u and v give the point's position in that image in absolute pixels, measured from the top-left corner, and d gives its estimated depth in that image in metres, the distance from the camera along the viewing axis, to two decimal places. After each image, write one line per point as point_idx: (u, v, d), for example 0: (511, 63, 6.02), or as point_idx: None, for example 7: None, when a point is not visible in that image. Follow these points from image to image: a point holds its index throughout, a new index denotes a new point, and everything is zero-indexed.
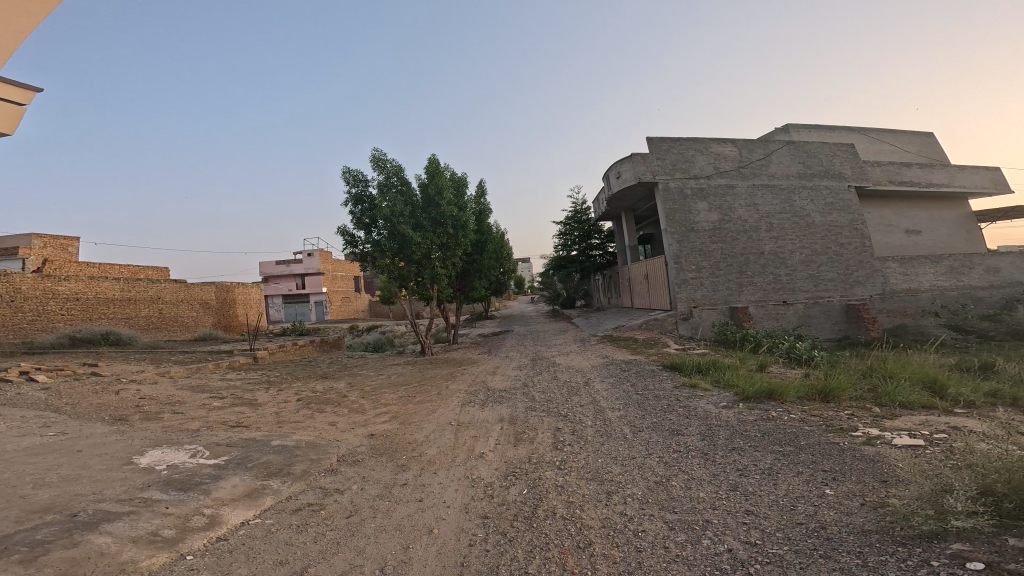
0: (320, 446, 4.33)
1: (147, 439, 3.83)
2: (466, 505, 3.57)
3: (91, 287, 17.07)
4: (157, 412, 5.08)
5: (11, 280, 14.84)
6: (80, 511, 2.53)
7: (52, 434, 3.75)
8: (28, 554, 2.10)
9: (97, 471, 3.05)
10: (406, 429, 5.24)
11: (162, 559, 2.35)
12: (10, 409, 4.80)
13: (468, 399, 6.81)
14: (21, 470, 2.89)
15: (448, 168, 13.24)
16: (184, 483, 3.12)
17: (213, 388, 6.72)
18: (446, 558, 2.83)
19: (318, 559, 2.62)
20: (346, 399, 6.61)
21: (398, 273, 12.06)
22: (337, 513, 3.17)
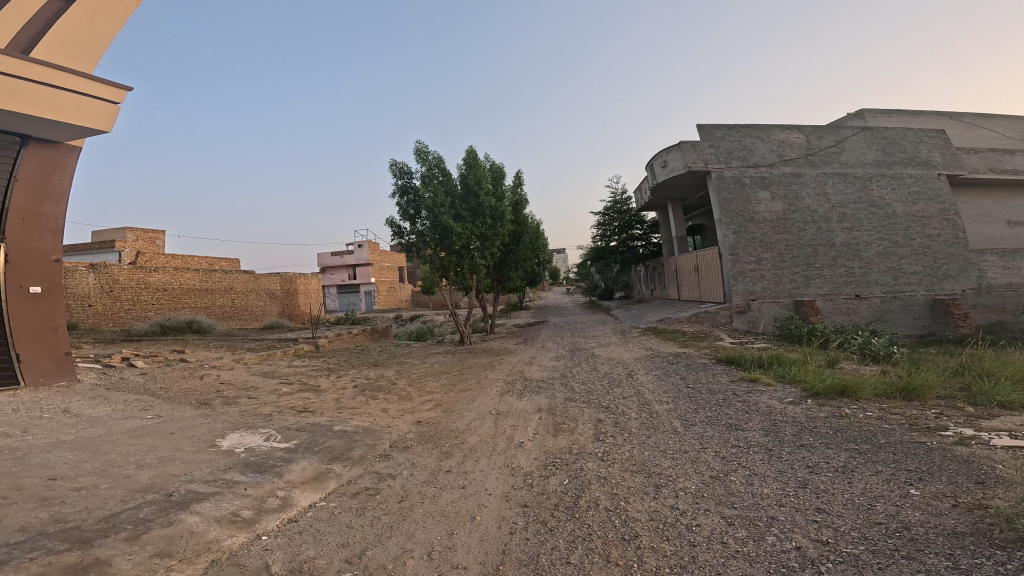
0: (375, 432, 4.66)
1: (227, 422, 4.30)
2: (507, 493, 3.73)
3: (176, 278, 18.86)
4: (236, 396, 5.66)
5: (111, 272, 16.66)
6: (175, 491, 2.94)
7: (151, 416, 4.31)
8: (133, 532, 2.49)
9: (187, 453, 3.48)
10: (450, 417, 5.49)
11: (241, 539, 2.70)
12: (117, 392, 5.54)
13: (507, 388, 6.98)
14: (126, 451, 3.36)
15: (488, 158, 13.21)
16: (261, 465, 3.50)
17: (282, 374, 7.38)
18: (489, 545, 3.02)
19: (375, 542, 2.88)
20: (396, 386, 7.03)
21: (439, 264, 12.24)
22: (390, 497, 3.45)
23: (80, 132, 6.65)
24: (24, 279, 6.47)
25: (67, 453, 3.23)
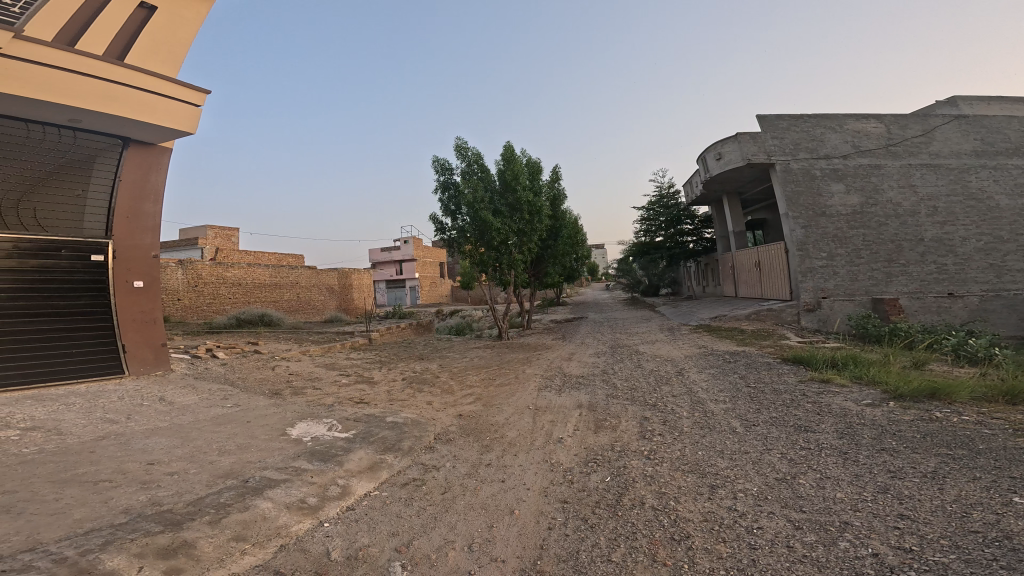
0: (422, 424, 4.92)
1: (296, 412, 4.72)
2: (545, 489, 3.82)
3: (249, 274, 20.44)
4: (302, 386, 6.17)
5: (197, 268, 18.27)
6: (250, 478, 3.29)
7: (230, 405, 4.82)
8: (215, 515, 2.84)
9: (262, 440, 3.88)
10: (490, 411, 5.66)
11: (306, 525, 3.00)
12: (202, 381, 6.23)
13: (545, 384, 7.02)
14: (210, 437, 3.80)
15: (525, 153, 13.06)
16: (324, 454, 3.82)
17: (341, 366, 7.96)
18: (527, 539, 3.11)
19: (421, 532, 3.07)
20: (440, 378, 7.33)
21: (479, 259, 12.33)
22: (435, 489, 3.65)
23: (169, 135, 7.29)
24: (130, 275, 7.21)
25: (162, 440, 3.71)
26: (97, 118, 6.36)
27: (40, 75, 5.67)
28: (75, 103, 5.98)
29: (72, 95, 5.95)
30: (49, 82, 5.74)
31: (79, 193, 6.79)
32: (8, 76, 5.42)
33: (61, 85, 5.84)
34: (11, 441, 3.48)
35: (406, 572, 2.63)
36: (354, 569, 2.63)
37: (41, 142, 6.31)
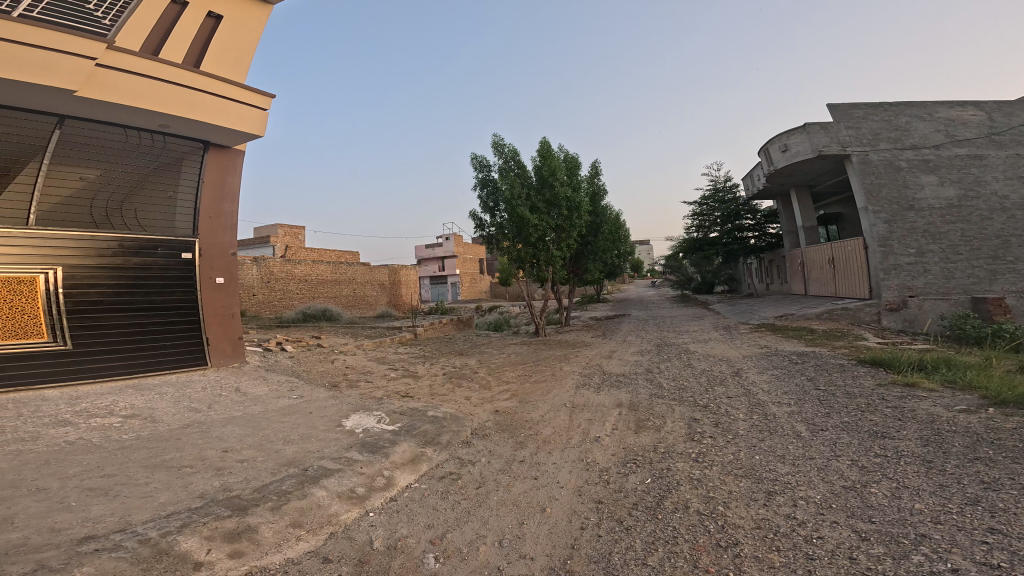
0: (460, 419, 5.19)
1: (351, 404, 5.18)
2: (579, 488, 3.85)
3: (313, 271, 21.97)
4: (357, 379, 6.72)
5: (269, 265, 20.04)
6: (309, 466, 3.64)
7: (293, 398, 5.40)
8: (277, 501, 3.17)
9: (320, 431, 4.30)
10: (525, 408, 5.86)
11: (354, 514, 3.26)
12: (272, 372, 6.94)
13: (582, 381, 7.03)
14: (276, 428, 4.31)
15: (561, 149, 13.11)
16: (373, 445, 4.11)
17: (390, 360, 8.58)
18: (558, 538, 3.15)
19: (455, 525, 3.21)
20: (478, 374, 7.63)
21: (516, 255, 12.37)
22: (469, 484, 3.81)
23: (244, 138, 7.89)
24: (213, 271, 7.81)
25: (235, 429, 4.29)
26: (182, 123, 6.96)
27: (130, 83, 6.28)
28: (160, 108, 6.56)
29: (157, 100, 6.54)
30: (135, 88, 6.31)
31: (171, 194, 7.49)
32: (105, 86, 6.05)
33: (146, 92, 6.43)
34: (114, 428, 4.31)
35: (438, 564, 2.78)
36: (392, 559, 2.83)
37: (137, 145, 7.10)
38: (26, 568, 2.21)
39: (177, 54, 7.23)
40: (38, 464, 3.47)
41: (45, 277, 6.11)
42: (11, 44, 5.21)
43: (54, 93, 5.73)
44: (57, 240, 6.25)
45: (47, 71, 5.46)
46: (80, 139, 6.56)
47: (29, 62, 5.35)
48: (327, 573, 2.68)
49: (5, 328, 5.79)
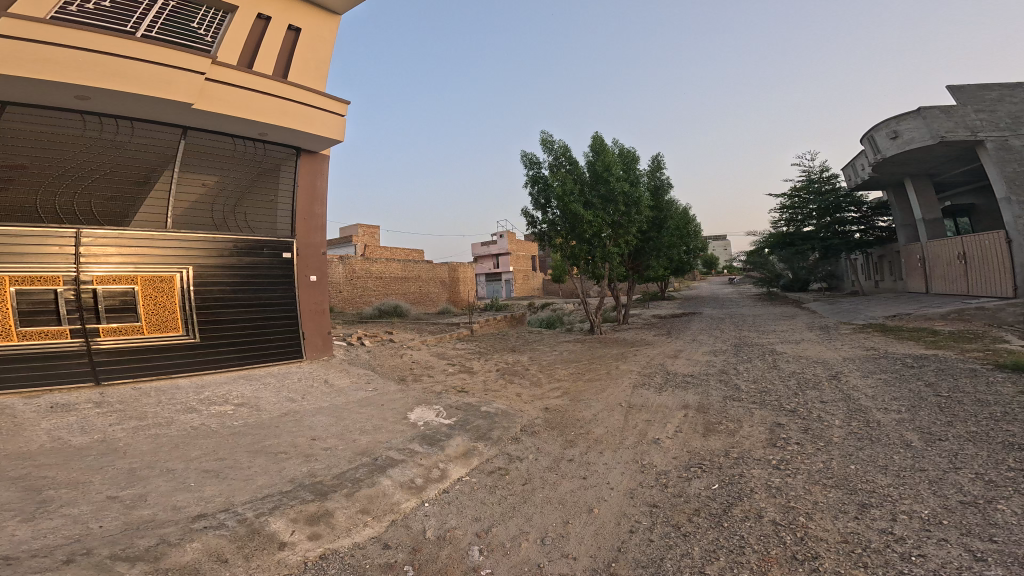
0: (511, 415, 5.50)
1: (415, 397, 5.94)
2: (631, 491, 3.80)
3: (388, 269, 23.65)
4: (422, 373, 7.48)
5: (353, 263, 22.02)
6: (378, 457, 4.18)
7: (366, 391, 6.27)
8: (351, 489, 3.70)
9: (389, 423, 4.95)
10: (577, 407, 6.13)
11: (412, 503, 3.67)
12: (354, 364, 7.82)
13: (641, 382, 7.01)
14: (355, 419, 5.11)
15: (615, 144, 12.74)
16: (432, 439, 4.57)
17: (448, 355, 9.29)
18: (604, 541, 3.13)
19: (499, 521, 3.39)
20: (530, 371, 8.02)
21: (570, 252, 12.23)
22: (517, 478, 3.95)
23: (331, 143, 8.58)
24: (308, 271, 8.57)
25: (323, 418, 5.20)
26: (278, 131, 7.73)
27: (236, 96, 7.08)
28: (260, 117, 7.34)
29: (257, 111, 7.31)
30: (239, 100, 7.11)
31: (271, 198, 8.34)
32: (215, 99, 6.86)
33: (248, 104, 7.21)
34: (229, 414, 5.52)
35: (482, 558, 2.99)
36: (441, 548, 3.13)
37: (243, 153, 7.96)
38: (154, 541, 2.86)
39: (269, 64, 7.95)
40: (170, 446, 4.65)
41: (180, 275, 7.03)
42: (137, 62, 6.03)
43: (176, 107, 6.59)
44: (187, 240, 7.11)
45: (168, 86, 6.26)
46: (197, 148, 7.51)
47: (150, 78, 6.14)
48: (385, 559, 3.07)
49: (150, 319, 6.71)
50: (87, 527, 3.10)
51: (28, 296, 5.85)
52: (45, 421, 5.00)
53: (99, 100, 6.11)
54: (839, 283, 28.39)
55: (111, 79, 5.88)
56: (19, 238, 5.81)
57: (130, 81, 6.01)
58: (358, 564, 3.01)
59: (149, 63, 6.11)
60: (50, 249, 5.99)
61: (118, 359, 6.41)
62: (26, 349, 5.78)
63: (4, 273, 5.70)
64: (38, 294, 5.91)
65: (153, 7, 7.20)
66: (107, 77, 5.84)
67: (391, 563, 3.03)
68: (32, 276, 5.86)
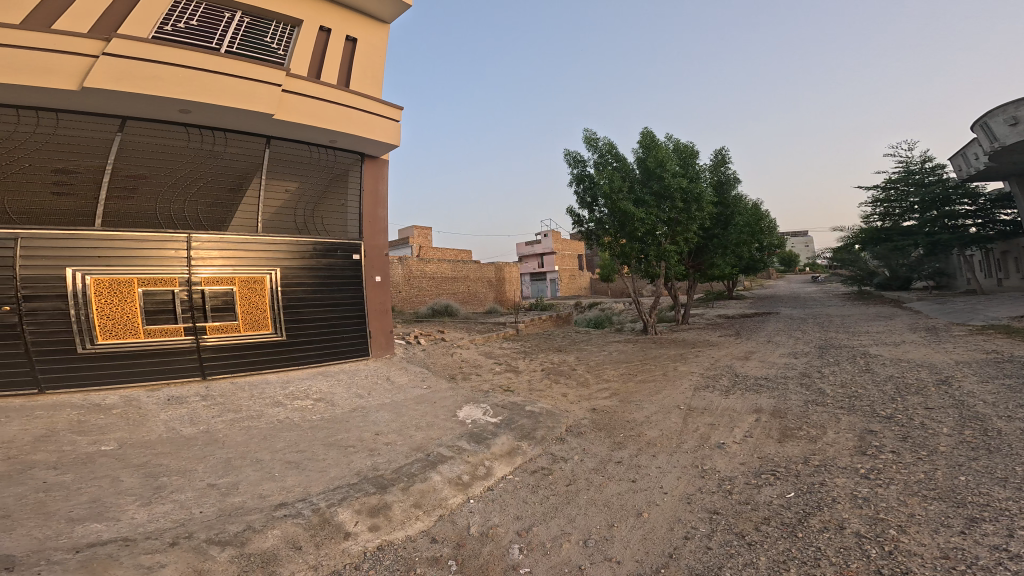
0: (557, 415, 5.73)
1: (464, 396, 6.40)
2: (688, 496, 3.63)
3: (441, 270, 24.62)
4: (470, 372, 8.14)
5: (410, 265, 23.10)
6: (430, 452, 4.37)
7: (422, 389, 6.81)
8: (406, 482, 3.86)
9: (442, 421, 5.25)
10: (628, 408, 6.14)
11: (459, 499, 3.80)
12: (414, 364, 8.42)
13: (705, 385, 7.05)
14: (413, 416, 5.42)
15: (670, 139, 12.27)
16: (478, 438, 4.78)
17: (496, 355, 10.08)
18: (654, 546, 2.98)
19: (540, 521, 3.41)
20: (576, 372, 8.43)
21: (620, 250, 12.09)
22: (560, 479, 4.08)
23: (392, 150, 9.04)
24: (372, 272, 9.07)
25: (384, 414, 5.58)
26: (346, 138, 8.12)
27: (308, 107, 7.49)
28: (330, 125, 7.72)
29: (327, 120, 7.69)
30: (311, 110, 7.52)
31: (342, 201, 8.84)
32: (291, 111, 7.27)
33: (320, 114, 7.62)
34: (310, 408, 6.02)
35: (522, 556, 2.98)
36: (483, 545, 3.18)
37: (316, 159, 8.48)
38: (241, 527, 3.17)
39: (333, 75, 8.42)
40: (260, 438, 5.14)
41: (269, 275, 7.58)
42: (225, 77, 6.50)
43: (258, 118, 7.00)
44: (275, 243, 7.69)
45: (251, 98, 6.69)
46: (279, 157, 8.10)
47: (236, 90, 6.57)
48: (432, 552, 3.16)
49: (246, 319, 7.29)
50: (189, 512, 3.52)
51: (154, 297, 6.54)
52: (163, 413, 5.76)
53: (197, 112, 6.59)
54: (952, 282, 25.08)
55: (204, 92, 6.33)
56: (145, 242, 6.52)
57: (221, 94, 6.45)
58: (408, 557, 3.12)
59: (234, 76, 6.56)
60: (169, 253, 6.69)
61: (221, 356, 7.06)
62: (145, 345, 6.45)
63: (134, 275, 6.42)
64: (160, 294, 6.59)
65: (232, 23, 7.64)
66: (201, 90, 6.30)
67: (437, 556, 3.11)
68: (155, 278, 6.57)
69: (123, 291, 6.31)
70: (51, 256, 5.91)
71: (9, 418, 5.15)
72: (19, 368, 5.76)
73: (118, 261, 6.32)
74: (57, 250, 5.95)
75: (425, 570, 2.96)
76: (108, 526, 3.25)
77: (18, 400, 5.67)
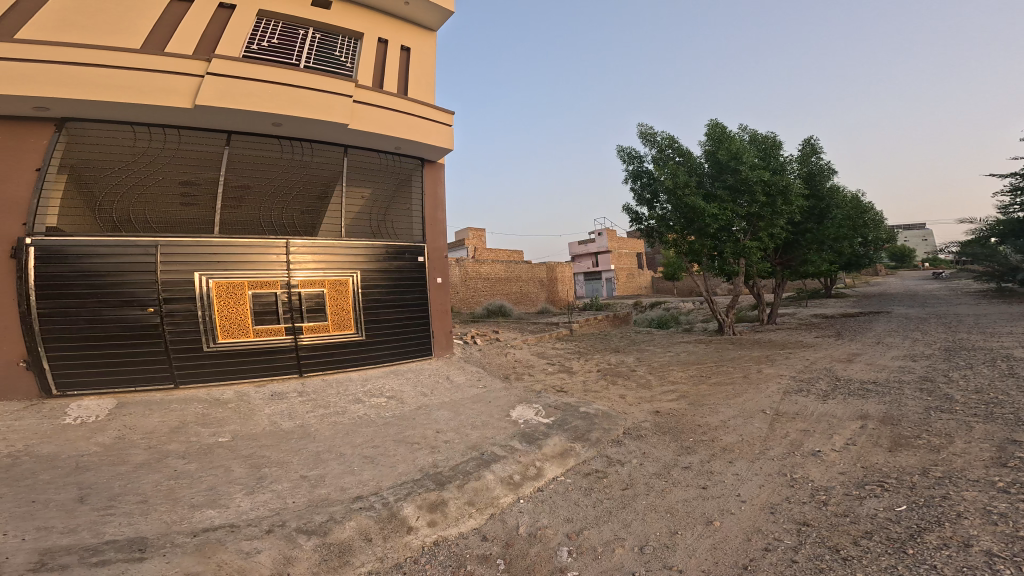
0: (613, 417, 5.63)
1: (516, 396, 6.50)
2: (771, 506, 3.29)
3: (495, 270, 24.96)
4: (523, 373, 8.23)
5: (466, 265, 23.65)
6: (484, 451, 4.46)
7: (476, 389, 7.02)
8: (462, 480, 3.94)
9: (496, 421, 5.36)
10: (700, 411, 5.78)
11: (509, 498, 3.82)
12: (471, 363, 8.74)
13: (796, 388, 6.40)
14: (470, 417, 5.59)
15: (745, 130, 11.48)
16: (530, 438, 4.81)
17: (549, 355, 10.09)
18: (725, 556, 2.73)
19: (593, 524, 3.30)
20: (635, 372, 8.16)
21: (687, 248, 11.59)
22: (615, 484, 3.95)
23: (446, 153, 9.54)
24: (433, 273, 9.51)
25: (444, 413, 5.83)
26: (409, 145, 8.73)
27: (377, 117, 8.11)
28: (396, 133, 8.31)
29: (393, 128, 8.29)
30: (380, 119, 8.14)
31: (408, 206, 9.40)
32: (363, 120, 7.90)
33: (387, 123, 8.22)
34: (384, 405, 6.43)
35: (570, 560, 2.89)
36: (531, 545, 3.14)
37: (383, 166, 9.13)
38: (325, 517, 3.42)
39: (393, 84, 9.08)
40: (343, 433, 5.53)
41: (352, 278, 8.20)
42: (308, 91, 7.24)
43: (334, 129, 7.68)
44: (360, 248, 8.34)
45: (330, 109, 7.38)
46: (356, 165, 8.78)
47: (317, 102, 7.28)
48: (482, 550, 3.17)
49: (335, 320, 7.95)
50: (283, 502, 3.88)
51: (261, 300, 7.32)
52: (268, 407, 6.43)
53: (285, 125, 7.37)
54: None
55: (292, 106, 7.07)
56: (252, 248, 7.33)
57: (305, 106, 7.17)
58: (460, 553, 3.17)
59: (316, 90, 7.29)
60: (271, 258, 7.44)
61: (315, 354, 7.75)
62: (254, 343, 7.24)
63: (246, 278, 7.22)
64: (266, 296, 7.37)
65: (306, 40, 8.46)
66: (290, 104, 7.05)
67: (486, 555, 3.11)
68: (261, 281, 7.34)
69: (237, 294, 7.14)
70: (180, 263, 6.79)
71: (152, 410, 6.05)
72: (158, 363, 6.64)
73: (234, 267, 7.16)
74: (184, 258, 6.82)
75: (473, 568, 2.97)
76: (220, 512, 3.69)
77: (159, 393, 6.58)
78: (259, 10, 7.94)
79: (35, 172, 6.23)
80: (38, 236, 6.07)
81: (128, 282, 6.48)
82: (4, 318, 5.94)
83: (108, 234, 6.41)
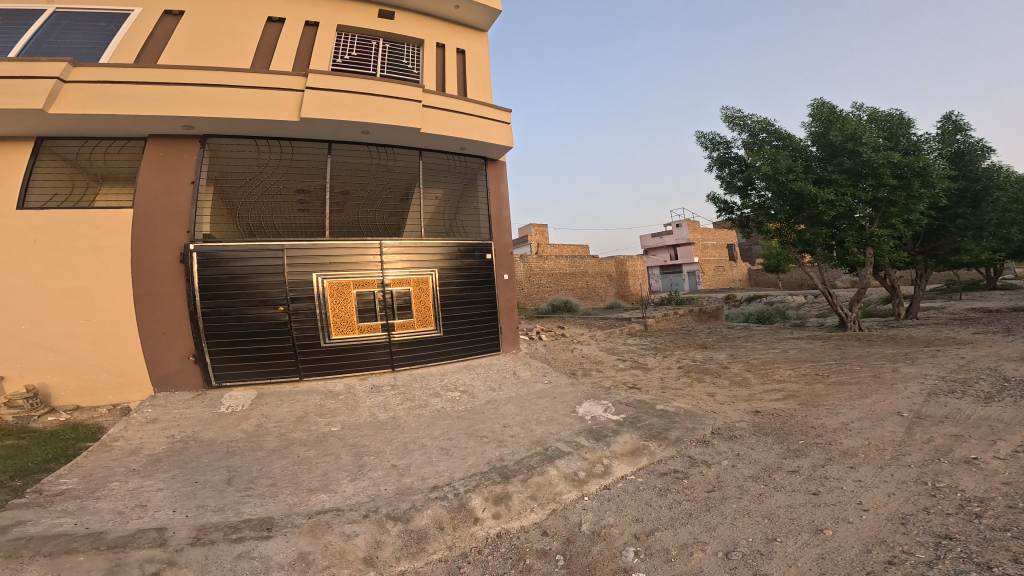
0: (697, 416, 5.23)
1: (581, 393, 6.40)
2: (902, 516, 2.82)
3: (560, 264, 24.75)
4: (590, 369, 8.11)
5: (531, 261, 23.74)
6: (548, 447, 4.45)
7: (541, 385, 7.06)
8: (526, 474, 3.96)
9: (562, 418, 5.32)
10: (812, 412, 5.14)
11: (573, 495, 3.76)
12: (537, 358, 8.82)
13: (937, 390, 5.43)
14: (536, 412, 5.64)
15: (864, 108, 10.20)
16: (598, 435, 4.68)
17: (619, 350, 9.83)
18: (831, 568, 2.41)
19: (667, 526, 3.11)
20: (727, 370, 7.54)
21: (798, 239, 10.52)
22: (698, 485, 3.66)
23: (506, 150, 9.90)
24: (500, 268, 9.74)
25: (509, 409, 5.94)
26: (476, 145, 9.23)
27: (447, 120, 8.70)
28: (465, 134, 8.84)
29: (463, 130, 8.83)
30: (450, 122, 8.72)
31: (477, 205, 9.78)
32: (434, 124, 8.52)
33: (457, 125, 8.78)
34: (459, 399, 6.72)
35: (636, 560, 2.76)
36: (594, 543, 3.04)
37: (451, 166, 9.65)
38: (407, 505, 3.64)
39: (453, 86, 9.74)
40: (426, 425, 5.86)
41: (432, 276, 8.73)
42: (386, 99, 7.99)
43: (409, 133, 8.37)
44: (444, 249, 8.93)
45: (405, 114, 8.08)
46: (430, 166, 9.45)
47: (394, 109, 8.01)
48: (542, 544, 3.15)
49: (420, 315, 8.54)
50: (376, 489, 4.20)
51: (363, 297, 8.10)
52: (369, 399, 7.03)
53: (367, 133, 8.19)
54: None
55: (373, 114, 7.84)
56: (352, 251, 8.11)
57: (384, 113, 7.92)
58: (520, 547, 3.17)
59: (392, 98, 8.04)
60: (368, 260, 8.19)
61: (403, 349, 8.36)
62: (357, 339, 8.01)
63: (350, 279, 8.04)
64: (368, 294, 8.14)
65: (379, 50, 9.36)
66: (372, 112, 7.83)
67: (546, 549, 3.08)
68: (363, 280, 8.12)
69: (345, 293, 7.97)
70: (303, 266, 7.80)
71: (282, 401, 6.94)
72: (281, 356, 7.60)
73: (344, 268, 8.02)
74: (304, 259, 7.80)
75: (533, 561, 2.96)
76: (331, 496, 4.12)
77: (287, 384, 7.55)
78: (339, 26, 8.97)
79: (191, 184, 7.56)
80: (198, 242, 7.34)
81: (264, 283, 7.58)
82: (179, 317, 7.23)
83: (248, 240, 7.57)
